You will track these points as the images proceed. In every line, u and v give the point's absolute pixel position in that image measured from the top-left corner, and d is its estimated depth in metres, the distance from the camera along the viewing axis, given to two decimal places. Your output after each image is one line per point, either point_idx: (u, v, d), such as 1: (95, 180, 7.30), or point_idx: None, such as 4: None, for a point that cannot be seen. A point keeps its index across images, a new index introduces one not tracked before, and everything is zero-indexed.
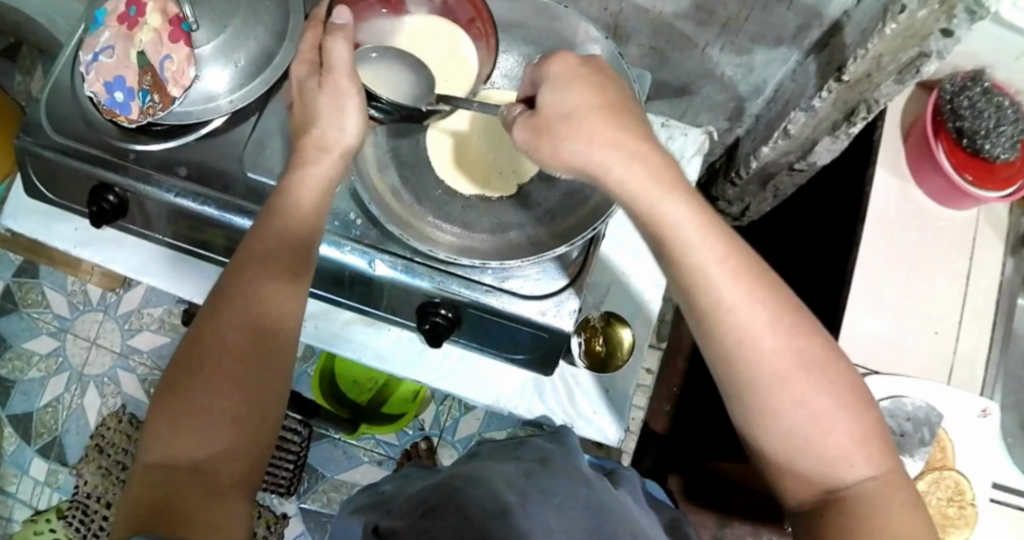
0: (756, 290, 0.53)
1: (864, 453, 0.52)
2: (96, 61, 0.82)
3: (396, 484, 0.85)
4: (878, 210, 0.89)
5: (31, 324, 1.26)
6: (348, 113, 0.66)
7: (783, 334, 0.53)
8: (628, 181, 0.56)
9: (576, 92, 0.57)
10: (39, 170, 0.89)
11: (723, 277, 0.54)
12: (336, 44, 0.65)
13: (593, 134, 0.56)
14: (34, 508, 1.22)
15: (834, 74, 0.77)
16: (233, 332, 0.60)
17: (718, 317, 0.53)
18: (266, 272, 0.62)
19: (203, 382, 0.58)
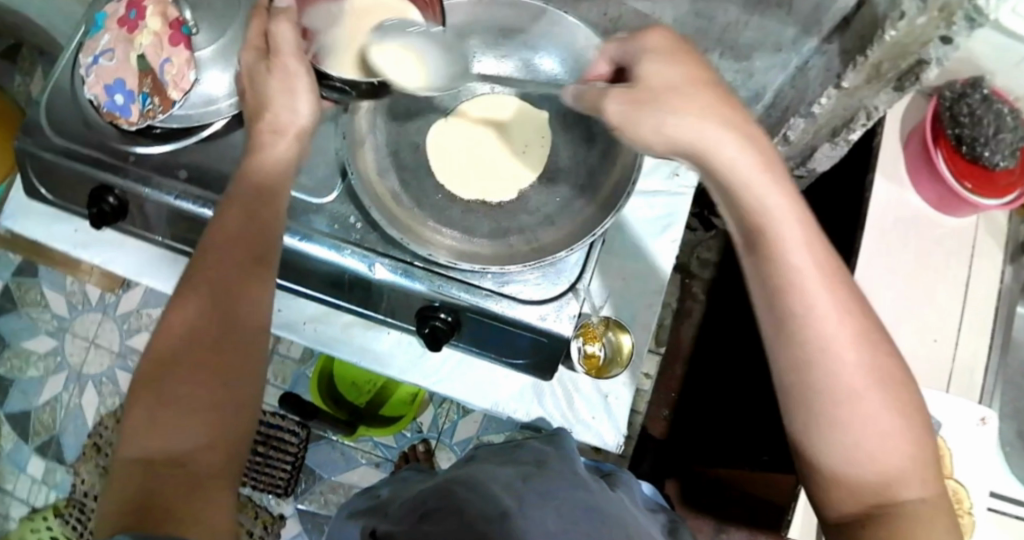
0: (840, 299, 0.53)
1: (919, 474, 0.52)
2: (96, 64, 0.83)
3: (393, 489, 0.85)
4: (878, 217, 0.89)
5: (30, 323, 1.26)
6: (297, 94, 0.67)
7: (862, 351, 0.52)
8: (737, 162, 0.56)
9: (680, 72, 0.59)
10: (40, 171, 0.89)
11: (810, 282, 0.53)
12: (281, 27, 0.65)
13: (706, 113, 0.57)
14: (31, 507, 1.22)
15: (834, 80, 0.77)
16: (200, 325, 0.60)
17: (805, 317, 0.52)
18: (230, 262, 0.63)
19: (174, 377, 0.58)
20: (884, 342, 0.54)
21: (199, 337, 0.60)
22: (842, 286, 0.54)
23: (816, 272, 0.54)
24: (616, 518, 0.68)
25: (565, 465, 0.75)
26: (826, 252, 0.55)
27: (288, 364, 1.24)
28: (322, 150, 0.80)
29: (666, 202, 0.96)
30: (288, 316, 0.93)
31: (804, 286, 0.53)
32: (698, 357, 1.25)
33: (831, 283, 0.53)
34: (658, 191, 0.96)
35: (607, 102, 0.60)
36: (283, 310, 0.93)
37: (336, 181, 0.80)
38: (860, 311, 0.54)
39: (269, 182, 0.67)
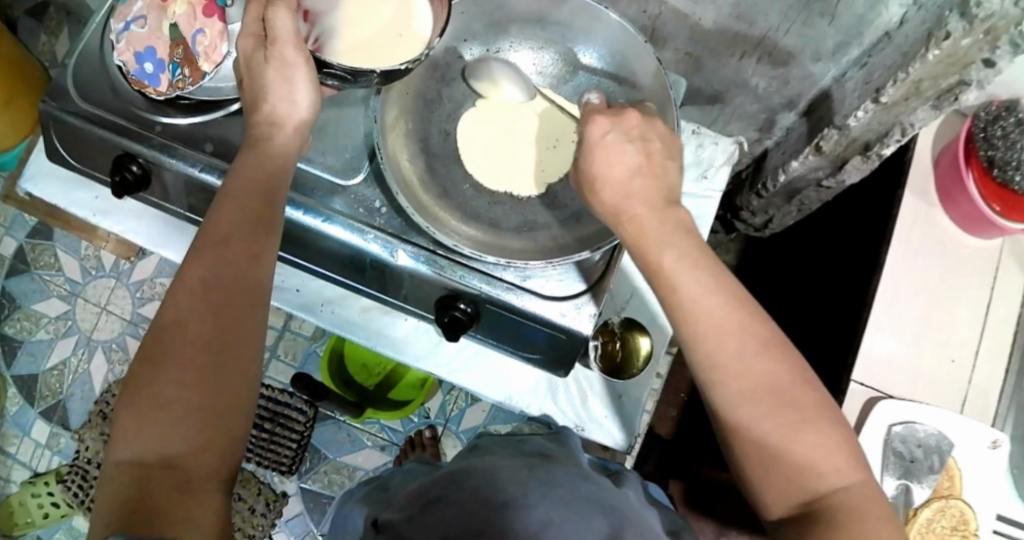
0: (726, 314, 0.57)
1: (834, 465, 0.53)
2: (127, 31, 0.82)
3: (400, 478, 0.84)
4: (904, 233, 0.89)
5: (42, 286, 1.25)
6: (295, 85, 0.69)
7: (751, 357, 0.55)
8: (657, 216, 0.62)
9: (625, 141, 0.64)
10: (63, 136, 0.88)
11: (695, 302, 0.58)
12: (279, 15, 0.67)
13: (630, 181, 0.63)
14: (33, 470, 1.22)
15: (872, 95, 0.76)
16: (193, 321, 0.60)
17: (701, 333, 0.56)
18: (225, 257, 0.63)
19: (166, 375, 0.59)
20: (776, 347, 0.56)
21: (193, 335, 0.60)
22: (728, 299, 0.57)
23: (700, 292, 0.58)
24: (630, 519, 0.67)
25: (571, 460, 0.75)
26: (715, 273, 0.59)
27: (299, 342, 1.25)
28: (352, 132, 0.80)
29: (691, 204, 0.95)
30: (305, 298, 0.93)
31: (689, 307, 0.58)
32: None
33: (715, 301, 0.57)
34: (685, 193, 0.95)
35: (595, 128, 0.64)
36: (301, 291, 0.93)
37: (363, 163, 0.79)
38: (747, 319, 0.57)
39: (263, 176, 0.68)
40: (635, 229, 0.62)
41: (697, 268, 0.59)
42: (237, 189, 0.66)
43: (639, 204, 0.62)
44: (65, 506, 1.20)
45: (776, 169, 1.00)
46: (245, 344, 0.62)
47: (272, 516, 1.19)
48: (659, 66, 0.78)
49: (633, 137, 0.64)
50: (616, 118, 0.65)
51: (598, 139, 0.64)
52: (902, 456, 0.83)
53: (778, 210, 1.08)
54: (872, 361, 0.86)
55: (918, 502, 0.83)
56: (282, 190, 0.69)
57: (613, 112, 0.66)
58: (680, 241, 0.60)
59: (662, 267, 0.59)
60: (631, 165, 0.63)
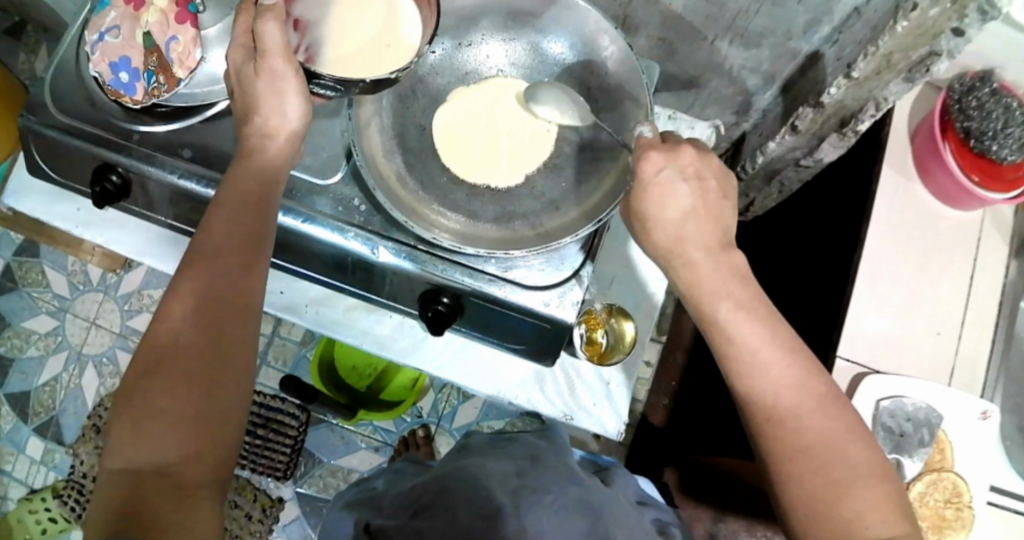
0: (783, 368, 0.56)
1: (881, 518, 0.52)
2: (101, 41, 0.82)
3: (387, 480, 0.84)
4: (884, 210, 0.88)
5: (30, 303, 1.25)
6: (287, 97, 0.68)
7: (807, 413, 0.55)
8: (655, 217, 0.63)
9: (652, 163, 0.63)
10: (41, 148, 0.88)
11: (750, 352, 0.57)
12: (267, 27, 0.65)
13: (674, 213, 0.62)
14: (29, 487, 1.21)
15: (844, 71, 0.77)
16: (186, 330, 0.60)
17: (754, 382, 0.56)
18: (219, 264, 0.63)
19: (158, 383, 0.58)
20: (831, 400, 0.56)
21: (185, 343, 0.60)
22: (784, 352, 0.57)
23: (757, 345, 0.57)
24: (611, 513, 0.67)
25: (559, 459, 0.75)
26: (763, 318, 0.58)
27: (289, 347, 1.24)
28: (327, 131, 0.80)
29: None
30: (289, 299, 0.92)
31: (746, 359, 0.57)
32: (698, 347, 1.28)
33: (772, 354, 0.57)
34: None
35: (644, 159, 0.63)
36: (285, 293, 0.92)
37: (341, 162, 0.80)
38: (754, 328, 0.58)
39: (256, 187, 0.67)
40: None
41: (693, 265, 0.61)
42: (229, 198, 0.66)
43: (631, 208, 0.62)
44: (62, 521, 1.20)
45: (754, 151, 0.99)
46: (239, 354, 0.61)
47: (269, 522, 1.19)
48: (629, 51, 0.79)
49: (688, 175, 0.62)
50: (670, 154, 0.63)
51: (651, 179, 0.63)
52: (892, 432, 0.82)
53: (760, 192, 1.07)
54: (858, 338, 0.86)
55: (911, 476, 0.82)
56: (273, 197, 0.68)
57: (668, 145, 0.64)
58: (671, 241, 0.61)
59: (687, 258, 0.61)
60: (685, 207, 0.62)
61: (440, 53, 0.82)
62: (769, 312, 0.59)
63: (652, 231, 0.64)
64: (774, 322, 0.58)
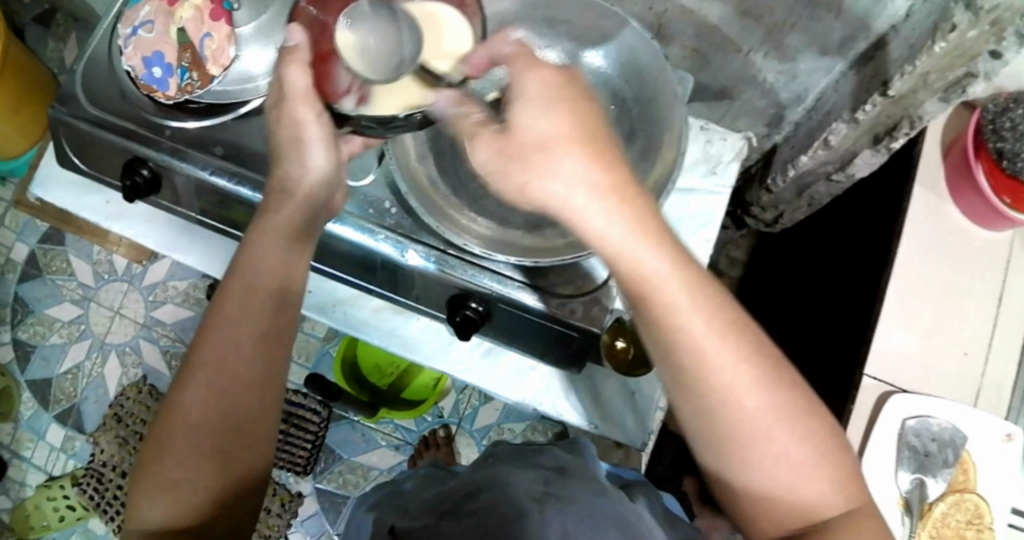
0: (733, 343, 0.49)
1: (834, 484, 0.50)
2: (135, 36, 0.83)
3: (414, 484, 0.84)
4: (915, 228, 0.88)
5: (55, 290, 1.25)
6: (309, 146, 0.60)
7: (757, 381, 0.49)
8: (549, 134, 0.48)
9: (533, 78, 0.49)
10: (74, 142, 0.88)
11: (697, 332, 0.49)
12: (291, 69, 0.58)
13: (570, 138, 0.48)
14: (48, 474, 1.23)
15: (880, 88, 0.78)
16: (205, 399, 0.55)
17: (704, 366, 0.49)
18: (237, 341, 0.57)
19: (177, 453, 0.54)
20: (786, 381, 0.50)
21: (200, 414, 0.55)
22: (729, 324, 0.49)
23: (706, 318, 0.49)
24: (640, 529, 0.67)
25: (586, 471, 0.75)
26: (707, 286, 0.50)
27: (312, 343, 1.25)
28: None
29: (701, 201, 0.90)
30: (317, 298, 0.92)
31: (695, 341, 0.49)
32: None
33: (723, 328, 0.49)
34: (695, 190, 0.91)
35: (523, 77, 0.50)
36: (312, 292, 0.92)
37: (373, 165, 0.80)
38: (691, 292, 0.49)
39: (291, 226, 0.60)
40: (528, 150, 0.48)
41: (614, 195, 0.48)
42: (256, 246, 0.59)
43: (548, 128, 0.48)
44: (80, 508, 1.20)
45: (784, 165, 0.98)
46: (259, 414, 0.57)
47: (288, 517, 1.19)
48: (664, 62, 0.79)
49: (555, 77, 0.50)
50: (523, 69, 0.50)
51: (527, 93, 0.49)
52: (916, 451, 0.82)
53: (789, 205, 1.05)
54: (882, 356, 0.85)
55: (933, 497, 0.82)
56: (310, 239, 0.62)
57: (526, 59, 0.50)
58: (581, 162, 0.48)
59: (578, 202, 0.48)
60: (550, 126, 0.49)
61: None
62: (712, 290, 0.50)
63: (528, 182, 0.49)
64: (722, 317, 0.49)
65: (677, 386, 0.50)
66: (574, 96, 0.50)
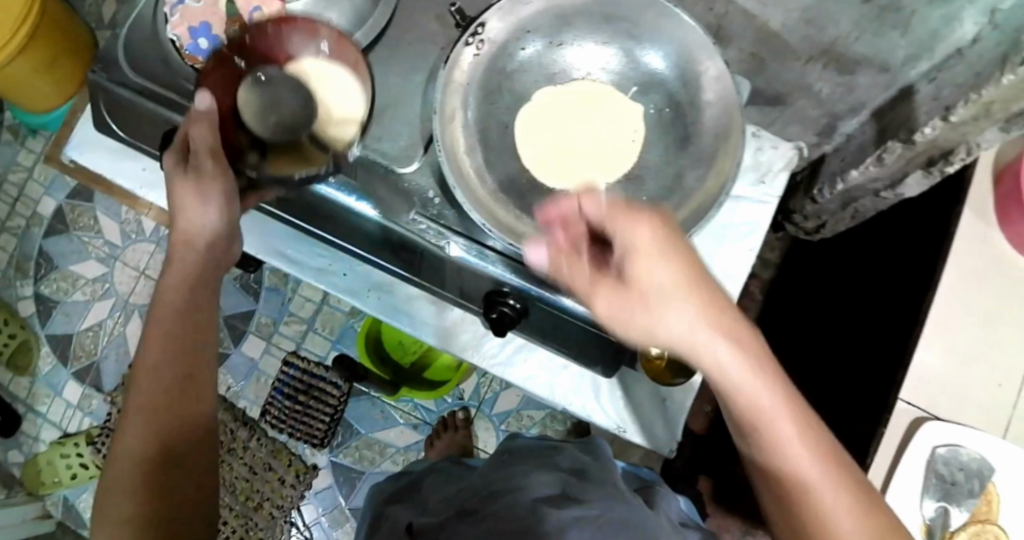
0: (825, 466, 0.52)
1: None
2: (181, 5, 0.81)
3: (430, 479, 0.84)
4: (962, 256, 0.85)
5: (81, 247, 1.25)
6: (210, 202, 0.72)
7: (852, 506, 0.52)
8: (665, 281, 0.54)
9: (644, 231, 0.54)
10: (113, 109, 0.87)
11: (796, 454, 0.52)
12: (197, 128, 0.69)
13: (681, 291, 0.54)
14: (62, 431, 1.24)
15: (940, 112, 0.74)
16: (139, 439, 0.63)
17: (802, 486, 0.52)
18: (161, 361, 0.66)
19: (122, 491, 0.62)
20: (878, 504, 0.52)
21: (138, 451, 0.63)
22: (822, 448, 0.53)
23: (796, 442, 0.52)
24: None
25: (606, 476, 0.75)
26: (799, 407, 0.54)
27: (337, 316, 1.25)
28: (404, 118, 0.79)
29: (747, 209, 0.89)
30: (353, 283, 0.92)
31: (791, 464, 0.52)
32: None
33: (815, 453, 0.52)
34: (743, 198, 0.89)
35: (627, 229, 0.55)
36: (347, 276, 0.92)
37: (419, 152, 0.78)
38: (789, 416, 0.53)
39: (196, 273, 0.72)
40: (642, 303, 0.55)
41: (719, 336, 0.54)
42: (164, 302, 0.69)
43: (665, 278, 0.54)
44: (92, 468, 1.21)
45: (833, 177, 0.95)
46: (185, 444, 0.65)
47: (301, 488, 1.21)
48: (727, 71, 0.75)
49: (664, 235, 0.55)
50: (628, 225, 0.55)
51: (637, 246, 0.55)
52: (942, 479, 0.82)
53: (832, 216, 1.02)
54: (918, 380, 0.84)
55: (954, 525, 0.82)
56: (211, 282, 0.73)
57: (630, 213, 0.55)
58: (689, 304, 0.54)
59: (683, 343, 0.54)
60: (667, 275, 0.54)
61: (532, 51, 0.80)
62: (806, 413, 0.54)
63: (650, 324, 0.55)
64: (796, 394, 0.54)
65: (780, 501, 0.54)
66: (683, 248, 0.55)
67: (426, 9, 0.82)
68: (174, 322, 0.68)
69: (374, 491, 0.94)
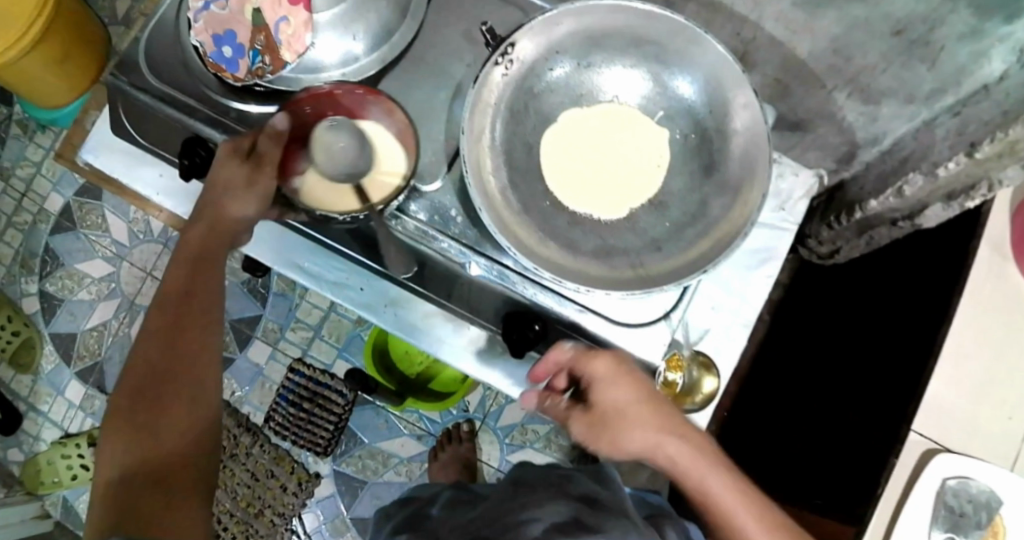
0: (733, 491, 0.68)
1: None
2: (206, 11, 0.80)
3: (442, 511, 0.82)
4: (975, 288, 0.87)
5: (88, 246, 1.24)
6: (253, 199, 0.74)
7: (755, 520, 0.67)
8: (622, 404, 0.68)
9: (600, 365, 0.68)
10: (133, 115, 0.86)
11: (714, 491, 0.68)
12: (272, 136, 0.72)
13: (631, 411, 0.68)
14: (64, 430, 1.23)
15: (965, 148, 0.74)
16: (150, 364, 0.71)
17: (722, 513, 0.68)
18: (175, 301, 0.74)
19: (134, 410, 0.69)
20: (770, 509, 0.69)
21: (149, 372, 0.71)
22: (723, 474, 0.69)
23: (706, 477, 0.68)
24: None
25: (618, 505, 0.72)
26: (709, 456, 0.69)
27: (345, 324, 1.24)
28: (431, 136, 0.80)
29: (767, 234, 0.90)
30: (368, 297, 0.91)
31: (711, 498, 0.68)
32: None
33: (719, 480, 0.68)
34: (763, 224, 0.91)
35: (592, 365, 0.68)
36: (364, 290, 0.91)
37: (442, 170, 0.79)
38: (706, 460, 0.69)
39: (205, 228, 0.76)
40: (613, 427, 0.68)
41: (661, 434, 0.68)
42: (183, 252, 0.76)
43: (622, 403, 0.68)
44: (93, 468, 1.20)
45: (852, 204, 0.96)
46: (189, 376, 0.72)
47: (303, 496, 1.22)
48: (763, 118, 0.75)
49: (619, 373, 0.68)
50: (587, 363, 0.69)
51: (600, 380, 0.68)
52: (951, 510, 0.83)
53: (848, 243, 1.02)
54: (932, 412, 0.85)
55: None
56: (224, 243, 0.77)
57: (587, 355, 0.69)
58: (639, 411, 0.68)
59: (638, 447, 0.68)
60: (624, 400, 0.68)
61: (561, 73, 0.80)
62: (713, 451, 0.70)
63: (617, 440, 0.67)
64: (732, 471, 0.69)
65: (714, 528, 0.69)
66: (630, 371, 0.69)
67: (454, 25, 0.82)
68: (187, 271, 0.75)
69: (381, 515, 0.92)
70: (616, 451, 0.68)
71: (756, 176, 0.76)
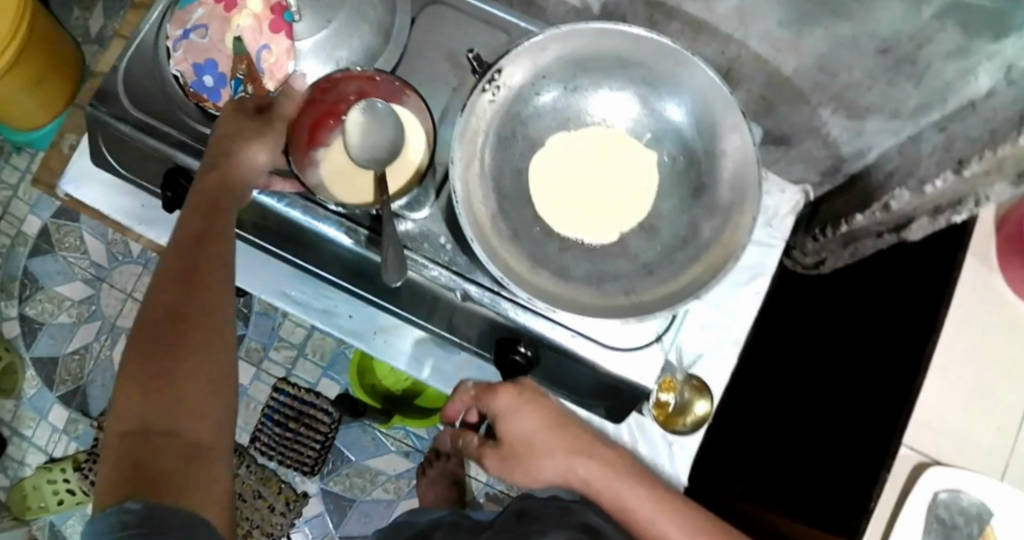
0: (641, 497, 0.73)
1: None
2: (185, 39, 0.78)
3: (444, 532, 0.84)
4: (962, 301, 0.88)
5: (66, 268, 1.22)
6: (264, 148, 0.69)
7: (666, 523, 0.71)
8: (528, 432, 0.74)
9: (500, 399, 0.75)
10: (111, 145, 0.84)
11: (622, 499, 0.73)
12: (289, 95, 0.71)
13: (533, 435, 0.74)
14: (48, 455, 1.21)
15: (951, 165, 0.75)
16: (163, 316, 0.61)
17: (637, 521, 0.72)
18: (191, 244, 0.64)
19: (138, 390, 0.57)
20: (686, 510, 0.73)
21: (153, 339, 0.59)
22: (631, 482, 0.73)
23: (612, 486, 0.73)
24: None
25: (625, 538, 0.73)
26: (615, 467, 0.74)
27: (333, 341, 1.24)
28: None
29: (758, 252, 0.95)
30: (357, 325, 0.93)
31: (622, 508, 0.73)
32: None
33: (626, 487, 0.73)
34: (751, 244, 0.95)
35: (495, 398, 0.75)
36: (354, 317, 0.93)
37: (429, 197, 0.76)
38: (612, 472, 0.74)
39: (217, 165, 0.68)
40: (522, 453, 0.75)
41: (565, 454, 0.74)
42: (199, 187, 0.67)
43: (528, 432, 0.75)
44: (79, 494, 1.18)
45: (838, 218, 0.96)
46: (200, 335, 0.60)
47: (291, 516, 1.21)
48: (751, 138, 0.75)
49: (519, 404, 0.75)
50: (491, 397, 0.76)
51: (503, 410, 0.75)
52: (942, 521, 0.84)
53: (833, 255, 1.02)
54: (922, 424, 0.86)
55: None
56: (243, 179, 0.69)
57: (489, 390, 0.76)
58: (540, 434, 0.74)
59: (546, 470, 0.74)
60: (528, 429, 0.75)
61: (549, 99, 0.79)
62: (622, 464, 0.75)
63: (526, 467, 0.75)
64: (643, 481, 0.74)
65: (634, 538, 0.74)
66: (534, 398, 0.75)
67: (439, 50, 0.81)
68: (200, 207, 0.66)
69: (374, 538, 0.92)
70: (533, 479, 0.75)
71: (747, 197, 0.75)
